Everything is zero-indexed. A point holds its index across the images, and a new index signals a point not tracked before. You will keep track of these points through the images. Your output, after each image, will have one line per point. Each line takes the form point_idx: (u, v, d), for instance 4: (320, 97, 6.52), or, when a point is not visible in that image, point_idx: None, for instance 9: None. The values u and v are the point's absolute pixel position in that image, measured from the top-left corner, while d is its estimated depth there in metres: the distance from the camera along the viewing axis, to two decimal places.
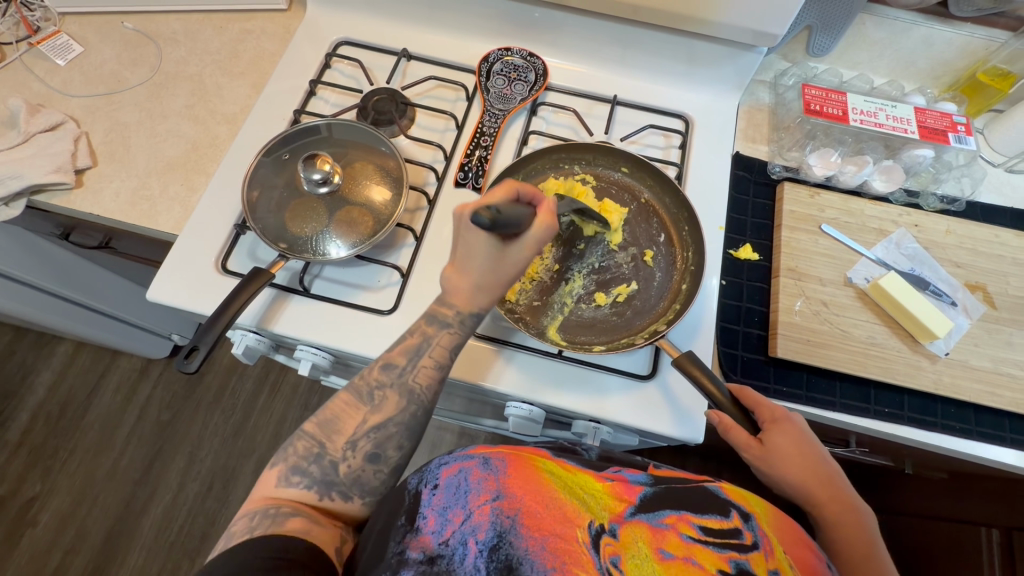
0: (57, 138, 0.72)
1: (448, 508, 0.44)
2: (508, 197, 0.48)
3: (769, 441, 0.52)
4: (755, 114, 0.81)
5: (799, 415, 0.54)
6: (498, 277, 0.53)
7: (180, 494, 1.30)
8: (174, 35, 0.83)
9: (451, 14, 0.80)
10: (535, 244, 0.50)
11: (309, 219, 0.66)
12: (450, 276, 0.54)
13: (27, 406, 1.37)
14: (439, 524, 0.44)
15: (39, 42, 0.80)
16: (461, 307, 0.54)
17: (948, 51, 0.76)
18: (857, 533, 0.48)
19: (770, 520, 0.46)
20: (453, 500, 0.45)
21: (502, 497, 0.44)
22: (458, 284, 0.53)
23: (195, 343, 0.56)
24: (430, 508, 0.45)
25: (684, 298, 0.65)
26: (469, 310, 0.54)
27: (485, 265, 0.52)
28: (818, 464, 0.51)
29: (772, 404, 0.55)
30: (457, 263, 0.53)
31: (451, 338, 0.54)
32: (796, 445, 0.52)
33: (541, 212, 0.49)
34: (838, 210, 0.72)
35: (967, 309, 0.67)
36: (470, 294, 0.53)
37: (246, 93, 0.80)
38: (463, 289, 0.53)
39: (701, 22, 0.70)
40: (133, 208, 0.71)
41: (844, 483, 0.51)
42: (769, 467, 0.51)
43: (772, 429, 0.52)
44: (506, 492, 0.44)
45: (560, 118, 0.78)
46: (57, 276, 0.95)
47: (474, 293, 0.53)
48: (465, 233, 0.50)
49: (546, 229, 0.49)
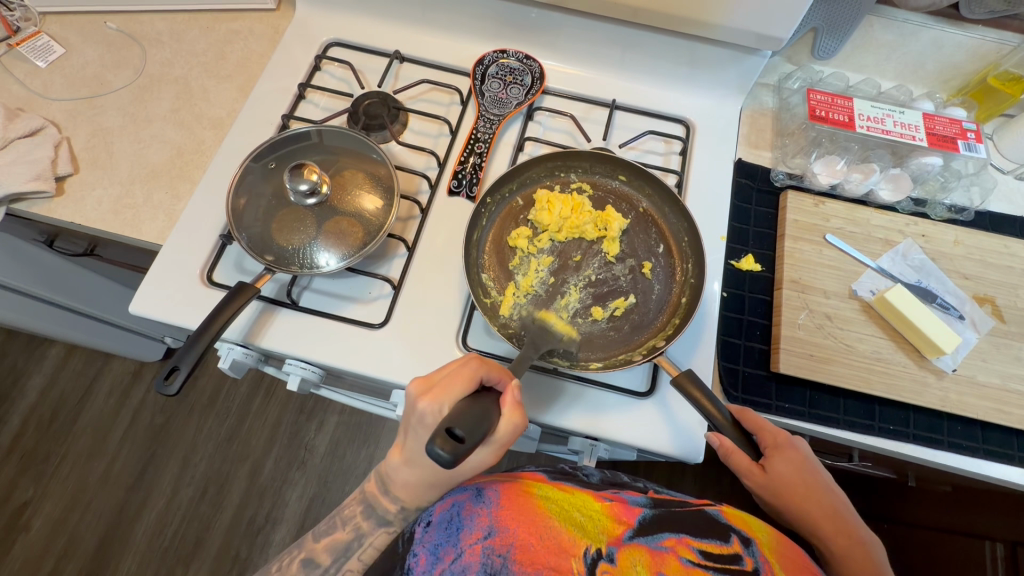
0: (37, 144, 0.69)
1: (439, 546, 0.47)
2: (469, 387, 0.45)
3: (771, 469, 0.50)
4: (757, 119, 0.78)
5: (802, 440, 0.52)
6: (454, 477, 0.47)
7: (175, 498, 1.29)
8: (159, 36, 0.81)
9: (444, 14, 0.78)
10: (501, 443, 0.46)
11: (296, 230, 0.64)
12: (397, 463, 0.48)
13: (19, 409, 1.36)
14: (430, 563, 0.46)
15: (19, 43, 0.78)
16: (407, 499, 0.49)
17: (958, 54, 0.74)
18: (866, 568, 0.46)
19: (771, 545, 0.46)
20: (444, 538, 0.47)
21: (494, 533, 0.45)
22: (406, 475, 0.48)
23: (175, 363, 0.54)
24: (422, 545, 0.48)
25: (684, 312, 0.63)
26: (414, 506, 0.49)
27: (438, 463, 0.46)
28: (822, 496, 0.50)
29: (774, 426, 0.53)
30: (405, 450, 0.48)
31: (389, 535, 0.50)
32: (798, 474, 0.49)
33: (503, 405, 0.46)
34: (843, 220, 0.70)
35: (974, 323, 0.65)
36: (419, 488, 0.48)
37: (233, 96, 0.77)
38: (412, 484, 0.48)
39: (702, 25, 0.67)
40: (116, 217, 0.69)
41: (848, 513, 0.50)
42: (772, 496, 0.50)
43: (774, 456, 0.50)
44: (498, 527, 0.46)
45: (557, 123, 0.76)
46: (43, 283, 0.93)
47: (421, 487, 0.48)
48: (417, 428, 0.45)
49: (510, 425, 0.46)
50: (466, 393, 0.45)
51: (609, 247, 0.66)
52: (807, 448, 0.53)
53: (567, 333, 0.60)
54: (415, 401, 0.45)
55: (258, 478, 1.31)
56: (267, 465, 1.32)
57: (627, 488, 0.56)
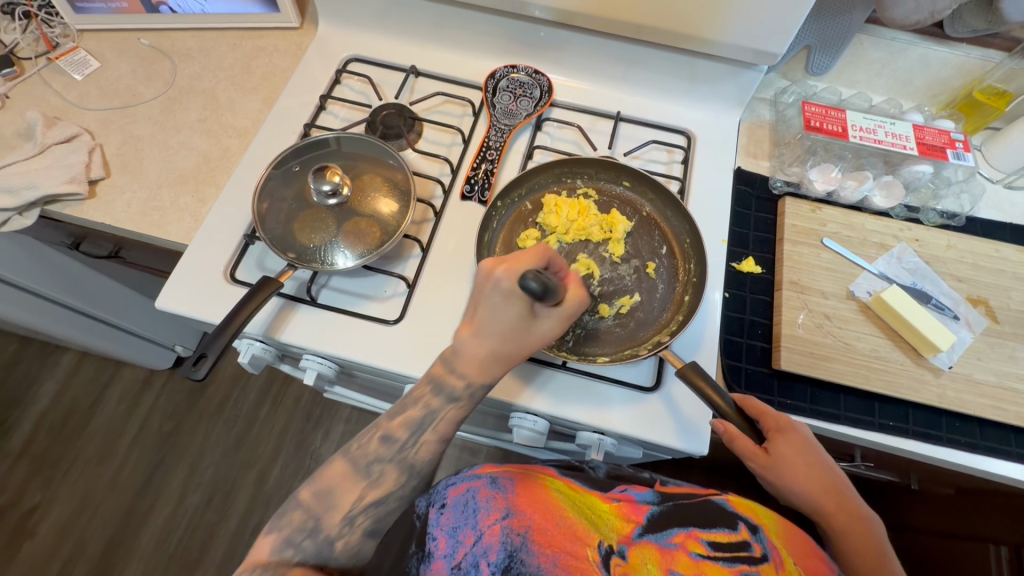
0: (72, 149, 0.73)
1: (458, 529, 0.46)
2: (542, 262, 0.48)
3: (775, 451, 0.52)
4: (755, 131, 0.82)
5: (802, 423, 0.54)
6: (521, 349, 0.50)
7: (181, 504, 1.29)
8: (189, 52, 0.86)
9: (459, 32, 0.82)
10: (567, 314, 0.50)
11: (318, 230, 0.67)
12: (465, 336, 0.50)
13: (30, 414, 1.37)
14: (450, 546, 0.45)
15: (57, 57, 0.83)
16: (474, 376, 0.50)
17: (944, 70, 0.78)
18: (864, 541, 0.48)
19: (779, 532, 0.47)
20: (462, 520, 0.46)
21: (512, 515, 0.45)
22: (474, 350, 0.50)
23: (203, 351, 0.57)
24: (440, 528, 0.47)
25: (687, 310, 0.65)
26: (481, 381, 0.51)
27: (507, 333, 0.49)
28: (824, 472, 0.51)
29: (775, 412, 0.55)
30: (474, 324, 0.50)
31: (458, 412, 0.51)
32: (801, 455, 0.51)
33: (570, 283, 0.51)
34: (839, 225, 0.73)
35: (969, 322, 0.67)
36: (488, 363, 0.50)
37: (258, 107, 0.82)
38: (479, 352, 0.49)
39: (702, 41, 0.72)
40: (144, 218, 0.72)
41: (848, 490, 0.51)
42: (777, 477, 0.51)
43: (777, 438, 0.52)
44: (515, 510, 0.46)
45: (565, 134, 0.80)
46: (65, 285, 0.95)
47: (489, 358, 0.50)
48: (490, 296, 0.48)
49: (577, 300, 0.50)
50: (538, 264, 0.48)
51: (614, 249, 0.69)
52: (808, 432, 0.55)
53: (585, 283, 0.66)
54: (490, 271, 0.48)
55: (264, 485, 1.31)
56: (274, 472, 1.33)
57: (635, 483, 0.54)
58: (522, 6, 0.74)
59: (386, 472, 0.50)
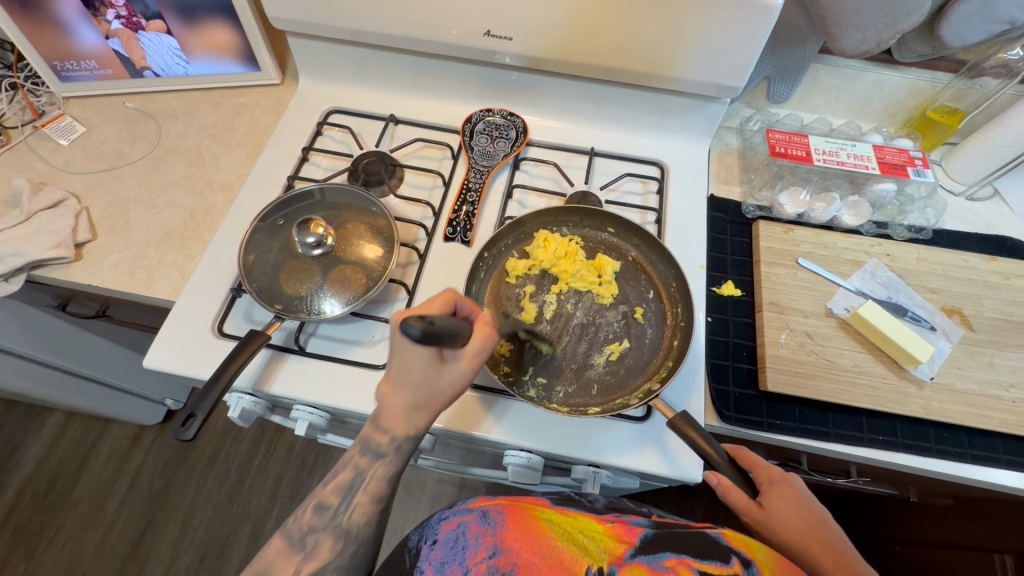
0: (59, 214, 0.74)
1: (445, 564, 0.43)
2: (447, 309, 0.48)
3: (768, 504, 0.52)
4: (725, 158, 0.85)
5: (796, 477, 0.54)
6: (433, 394, 0.50)
7: (172, 566, 1.25)
8: (173, 112, 0.88)
9: (435, 81, 0.85)
10: (472, 356, 0.49)
11: (304, 280, 0.68)
12: (384, 393, 0.51)
13: (15, 480, 1.34)
14: None
15: (44, 125, 0.85)
16: (398, 432, 0.52)
17: (898, 93, 0.83)
18: None
19: (771, 567, 0.42)
20: (450, 556, 0.43)
21: (498, 552, 0.41)
22: (393, 403, 0.51)
23: (192, 411, 0.56)
24: (429, 562, 0.44)
25: (676, 355, 0.66)
26: (405, 435, 0.52)
27: (420, 384, 0.50)
28: (821, 529, 0.50)
29: (769, 465, 0.56)
30: (393, 380, 0.51)
31: (385, 468, 0.52)
32: (794, 509, 0.51)
33: (477, 324, 0.50)
34: (812, 244, 0.75)
35: (946, 333, 0.69)
36: (408, 417, 0.51)
37: (242, 162, 0.84)
38: (398, 412, 0.51)
39: (665, 78, 0.75)
40: (131, 277, 0.73)
41: (849, 549, 0.48)
42: (771, 534, 0.51)
43: (769, 492, 0.53)
44: (503, 546, 0.42)
45: (542, 171, 0.83)
46: (52, 347, 0.95)
47: (410, 413, 0.51)
48: (399, 345, 0.48)
49: (482, 341, 0.49)
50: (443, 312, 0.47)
51: (608, 291, 0.70)
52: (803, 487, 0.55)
53: (522, 369, 0.65)
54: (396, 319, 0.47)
55: (260, 538, 1.28)
56: (268, 525, 1.29)
57: (629, 513, 0.50)
58: (494, 54, 0.78)
59: (321, 541, 0.50)
